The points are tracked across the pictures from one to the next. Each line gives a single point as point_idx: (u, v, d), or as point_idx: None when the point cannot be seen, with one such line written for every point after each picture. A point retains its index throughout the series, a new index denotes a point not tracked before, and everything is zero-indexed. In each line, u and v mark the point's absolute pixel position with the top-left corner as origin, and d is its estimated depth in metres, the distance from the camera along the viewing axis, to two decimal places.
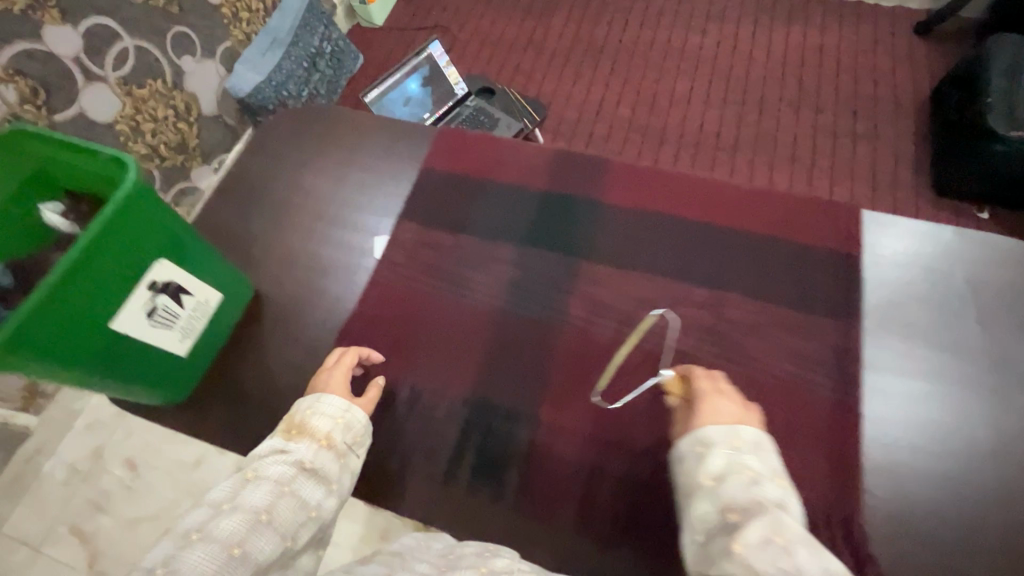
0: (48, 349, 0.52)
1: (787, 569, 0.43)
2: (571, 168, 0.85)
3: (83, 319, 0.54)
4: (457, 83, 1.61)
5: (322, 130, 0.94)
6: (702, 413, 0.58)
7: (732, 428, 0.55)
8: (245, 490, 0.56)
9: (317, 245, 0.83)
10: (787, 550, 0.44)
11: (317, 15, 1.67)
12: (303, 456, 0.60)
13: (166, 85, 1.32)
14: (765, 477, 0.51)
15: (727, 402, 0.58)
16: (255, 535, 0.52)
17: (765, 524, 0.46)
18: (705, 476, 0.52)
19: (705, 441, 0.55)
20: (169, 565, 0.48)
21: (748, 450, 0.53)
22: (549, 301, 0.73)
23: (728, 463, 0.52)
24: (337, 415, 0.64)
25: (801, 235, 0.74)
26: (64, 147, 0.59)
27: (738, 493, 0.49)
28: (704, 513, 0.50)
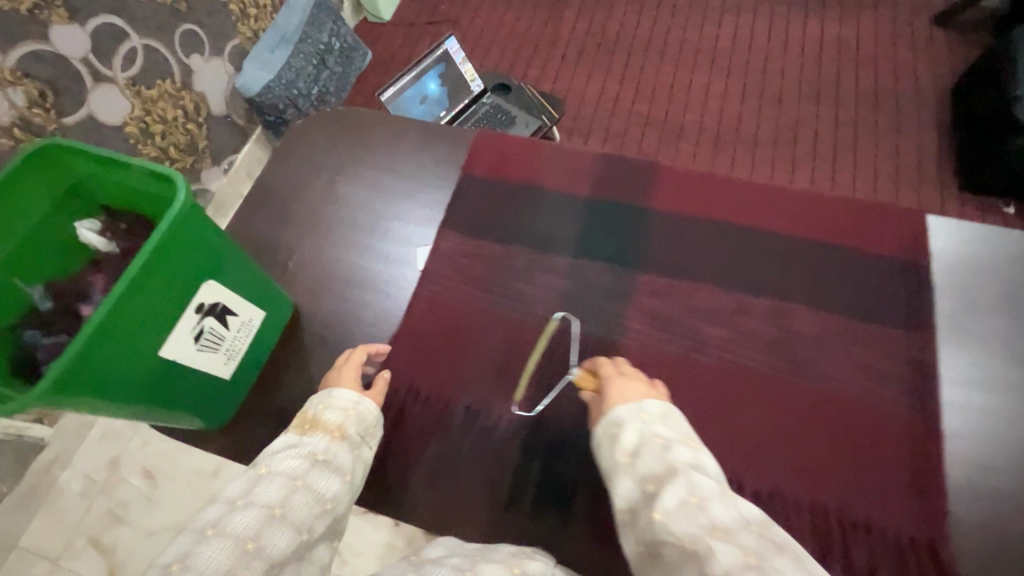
0: (100, 381, 0.49)
1: (705, 525, 0.45)
2: (617, 173, 0.82)
3: (135, 347, 0.51)
4: (474, 80, 1.48)
5: (353, 134, 0.91)
6: (610, 394, 0.59)
7: (639, 404, 0.57)
8: (258, 486, 0.53)
9: (354, 257, 0.79)
10: (702, 507, 0.47)
11: (325, 10, 1.63)
12: (316, 448, 0.58)
13: (175, 85, 1.25)
14: (675, 442, 0.53)
15: (630, 380, 0.61)
16: (270, 529, 0.50)
17: (681, 486, 0.49)
18: (620, 453, 0.54)
19: (616, 421, 0.57)
20: (184, 561, 0.46)
21: (656, 421, 0.56)
22: (606, 315, 0.71)
23: (640, 436, 0.54)
24: (348, 407, 0.62)
25: (864, 242, 0.72)
26: (109, 163, 0.57)
27: (652, 462, 0.52)
28: (627, 489, 0.52)
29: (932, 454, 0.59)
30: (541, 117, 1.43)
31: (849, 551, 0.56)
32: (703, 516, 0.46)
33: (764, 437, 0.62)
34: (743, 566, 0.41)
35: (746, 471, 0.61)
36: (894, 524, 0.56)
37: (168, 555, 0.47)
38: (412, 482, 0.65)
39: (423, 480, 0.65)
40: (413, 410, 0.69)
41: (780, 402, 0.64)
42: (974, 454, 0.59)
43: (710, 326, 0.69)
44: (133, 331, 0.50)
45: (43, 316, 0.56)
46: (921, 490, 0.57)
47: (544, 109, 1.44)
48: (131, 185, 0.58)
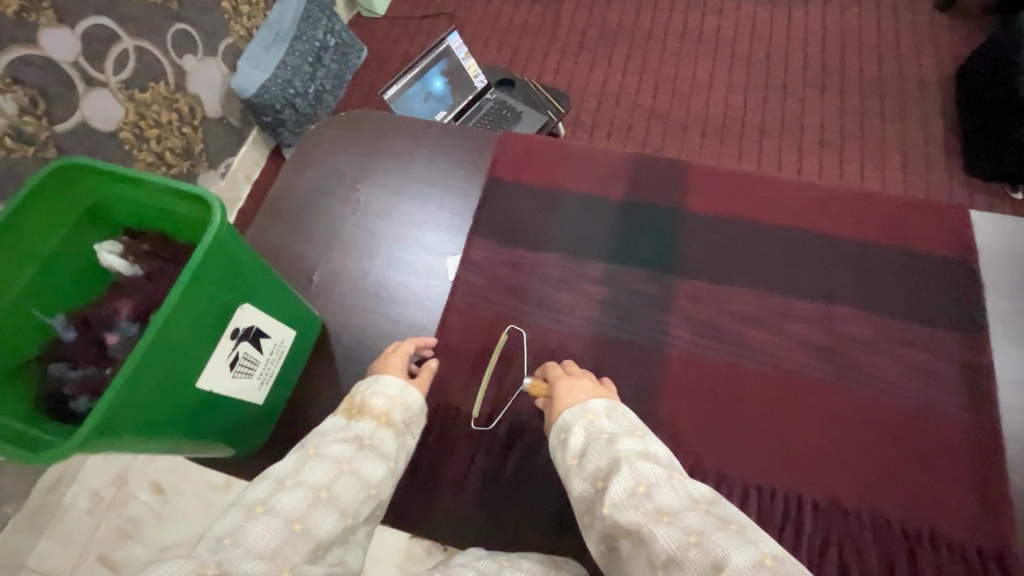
0: (145, 410, 0.48)
1: (651, 509, 0.46)
2: (648, 175, 0.79)
3: (176, 373, 0.50)
4: (477, 75, 1.37)
5: (373, 139, 0.87)
6: (557, 398, 0.59)
7: (581, 405, 0.58)
8: (306, 467, 0.53)
9: (380, 269, 0.77)
10: (648, 495, 0.47)
11: (319, 5, 1.52)
12: (362, 432, 0.57)
13: (168, 87, 1.20)
14: (622, 435, 0.54)
15: (575, 378, 0.61)
16: (316, 511, 0.49)
17: (626, 478, 0.49)
18: (570, 456, 0.55)
19: (564, 425, 0.57)
20: (234, 536, 0.45)
21: (601, 417, 0.56)
22: (648, 323, 0.69)
23: (588, 435, 0.55)
24: (394, 395, 0.60)
25: (905, 241, 0.71)
26: (129, 181, 0.54)
27: (599, 459, 0.53)
28: (582, 490, 0.53)
29: (992, 459, 0.59)
30: (547, 112, 1.38)
31: (915, 560, 0.55)
32: (650, 504, 0.47)
33: (818, 445, 0.61)
34: (683, 547, 0.42)
35: (804, 482, 0.59)
36: (952, 530, 0.56)
37: (220, 528, 0.46)
38: (456, 503, 0.62)
39: (468, 501, 0.62)
40: (453, 427, 0.66)
41: (831, 409, 0.62)
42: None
43: (757, 332, 0.67)
44: (175, 357, 0.50)
45: (67, 348, 0.52)
46: (980, 496, 0.57)
47: (549, 104, 1.40)
48: (150, 204, 0.55)
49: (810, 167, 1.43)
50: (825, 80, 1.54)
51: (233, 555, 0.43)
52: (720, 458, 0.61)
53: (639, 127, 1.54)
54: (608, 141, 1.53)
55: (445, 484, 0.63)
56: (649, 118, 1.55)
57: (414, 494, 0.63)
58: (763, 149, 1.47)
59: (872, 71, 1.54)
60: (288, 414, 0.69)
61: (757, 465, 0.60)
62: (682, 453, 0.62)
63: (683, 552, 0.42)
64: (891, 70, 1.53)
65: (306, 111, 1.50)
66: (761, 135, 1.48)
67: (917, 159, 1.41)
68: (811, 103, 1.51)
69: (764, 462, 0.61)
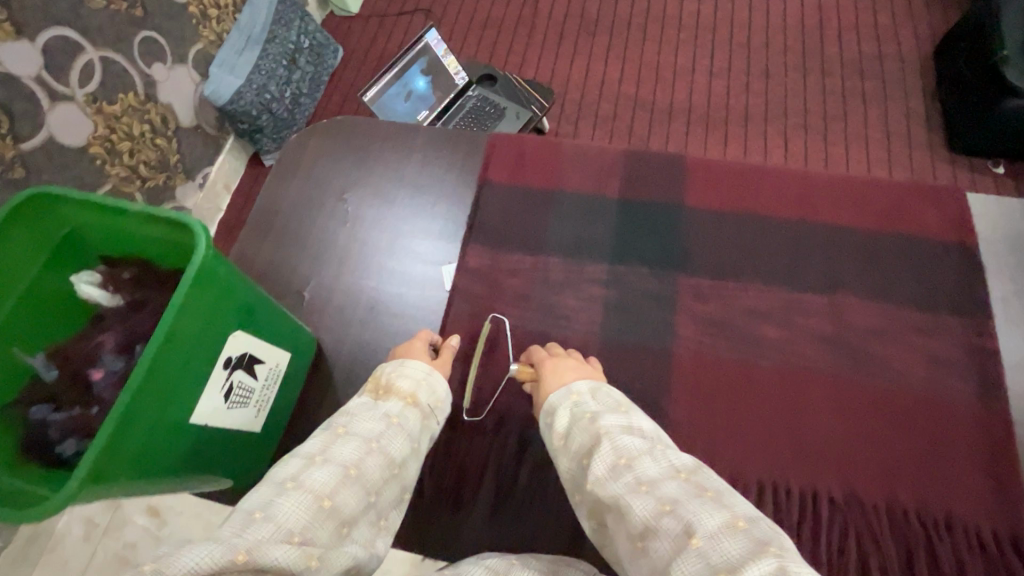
0: (151, 431, 0.46)
1: (633, 482, 0.44)
2: (644, 171, 0.78)
3: (179, 392, 0.48)
4: (458, 73, 1.34)
5: (359, 146, 0.84)
6: (544, 379, 0.57)
7: (565, 387, 0.55)
8: (336, 443, 0.51)
9: (376, 281, 0.74)
10: (628, 467, 0.45)
11: (290, 6, 1.47)
12: (390, 411, 0.55)
13: (138, 97, 1.15)
14: (605, 411, 0.51)
15: (560, 359, 0.59)
16: (345, 488, 0.47)
17: (606, 453, 0.47)
18: (555, 438, 0.52)
19: (549, 408, 0.55)
20: (265, 510, 0.42)
21: (585, 397, 0.53)
22: (653, 323, 0.68)
23: (572, 415, 0.52)
24: (420, 377, 0.60)
25: (903, 227, 0.71)
26: (105, 210, 0.51)
27: (580, 436, 0.50)
28: (568, 469, 0.50)
29: (1004, 447, 0.59)
30: (532, 108, 1.35)
31: (935, 548, 0.55)
32: (629, 475, 0.44)
33: (833, 437, 0.60)
34: (657, 516, 0.40)
35: (822, 476, 0.59)
36: (970, 517, 0.56)
37: (249, 503, 0.44)
38: (469, 519, 0.60)
39: (481, 519, 0.60)
40: (461, 443, 0.64)
41: (843, 398, 0.62)
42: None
43: (765, 327, 0.66)
44: (177, 373, 0.48)
45: (49, 388, 0.49)
46: (994, 479, 0.57)
47: (533, 99, 1.37)
48: (131, 231, 0.52)
49: (797, 149, 1.43)
50: (808, 62, 1.53)
51: (262, 532, 0.40)
52: (737, 457, 0.60)
53: (624, 117, 1.53)
54: (594, 133, 1.51)
55: (457, 501, 0.61)
56: (634, 107, 1.54)
57: (426, 512, 0.61)
58: (750, 133, 1.46)
59: (853, 51, 1.53)
60: (290, 437, 0.66)
61: (775, 462, 0.59)
62: (697, 454, 0.60)
63: (659, 520, 0.40)
64: (871, 50, 1.53)
65: (284, 116, 1.45)
66: (747, 120, 1.48)
67: (900, 137, 1.41)
68: (795, 86, 1.50)
69: (780, 455, 0.60)
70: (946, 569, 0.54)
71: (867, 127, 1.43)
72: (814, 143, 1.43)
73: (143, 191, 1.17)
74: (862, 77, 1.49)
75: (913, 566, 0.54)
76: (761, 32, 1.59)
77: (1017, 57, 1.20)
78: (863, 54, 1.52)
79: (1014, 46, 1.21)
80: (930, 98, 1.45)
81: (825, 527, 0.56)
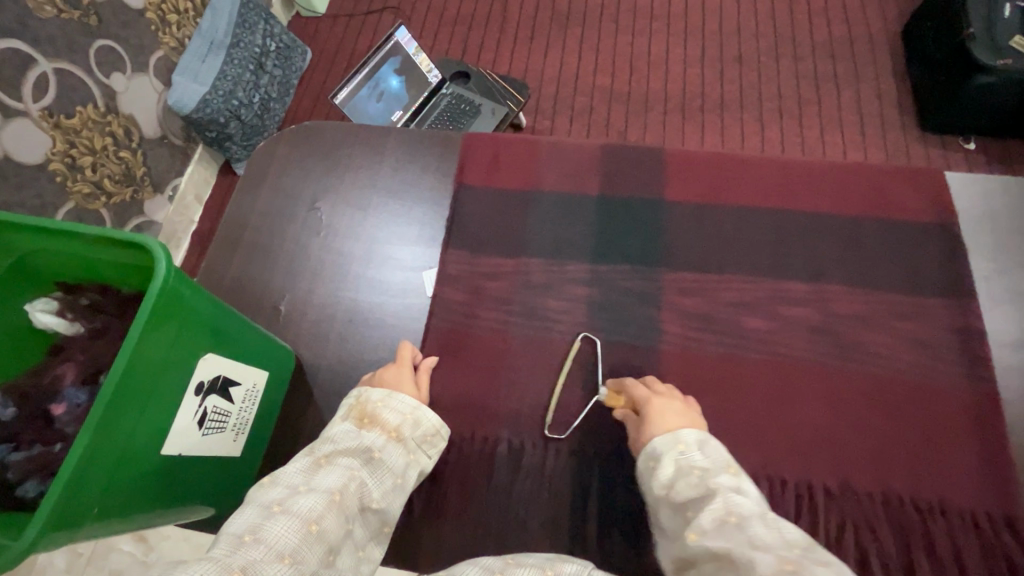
0: (116, 469, 0.44)
1: (746, 542, 0.41)
2: (622, 166, 0.77)
3: (143, 431, 0.46)
4: (430, 70, 1.30)
5: (330, 153, 0.82)
6: (648, 419, 0.55)
7: (671, 433, 0.52)
8: (319, 474, 0.50)
9: (354, 291, 0.72)
10: (740, 527, 0.42)
11: (254, 8, 1.41)
12: (372, 445, 0.54)
13: (98, 109, 1.10)
14: (716, 469, 0.48)
15: (665, 398, 0.56)
16: (332, 513, 0.47)
17: (717, 508, 0.44)
18: (658, 486, 0.50)
19: (653, 453, 0.52)
20: (255, 533, 0.43)
21: (693, 450, 0.51)
22: (639, 321, 0.67)
23: (678, 468, 0.50)
24: (407, 411, 0.57)
25: (881, 211, 0.71)
26: (54, 236, 0.48)
27: (686, 489, 0.48)
28: (669, 520, 0.48)
29: (991, 426, 0.58)
30: (507, 104, 1.33)
31: (930, 534, 0.55)
32: (744, 535, 0.41)
33: (824, 431, 0.60)
34: (779, 574, 0.37)
35: (813, 467, 0.58)
36: (964, 502, 0.56)
37: (237, 526, 0.44)
38: (462, 535, 0.58)
39: (473, 535, 0.58)
40: (448, 456, 0.62)
41: (836, 388, 0.62)
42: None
43: (751, 319, 0.66)
44: (140, 412, 0.45)
45: (6, 427, 0.47)
46: (985, 462, 0.57)
47: (508, 95, 1.35)
48: (85, 255, 0.49)
49: (774, 134, 1.43)
50: (780, 47, 1.53)
51: (253, 553, 0.42)
52: (729, 453, 0.59)
53: (601, 110, 1.51)
54: (571, 126, 1.50)
55: (447, 516, 0.59)
56: (611, 99, 1.52)
57: (415, 529, 0.59)
58: (726, 120, 1.46)
59: (825, 34, 1.54)
60: (271, 459, 0.64)
61: (766, 456, 0.59)
62: None
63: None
64: (843, 32, 1.53)
65: (253, 123, 1.41)
66: (723, 107, 1.47)
67: (874, 118, 1.42)
68: (769, 71, 1.51)
69: (773, 450, 0.59)
70: (941, 555, 0.54)
71: (841, 110, 1.44)
72: (791, 127, 1.43)
73: (109, 207, 1.13)
74: (834, 60, 1.50)
75: (909, 553, 0.54)
76: (733, 18, 1.59)
77: (982, 35, 1.22)
78: (834, 37, 1.53)
79: (979, 25, 1.23)
80: (901, 78, 1.46)
81: (822, 519, 0.56)
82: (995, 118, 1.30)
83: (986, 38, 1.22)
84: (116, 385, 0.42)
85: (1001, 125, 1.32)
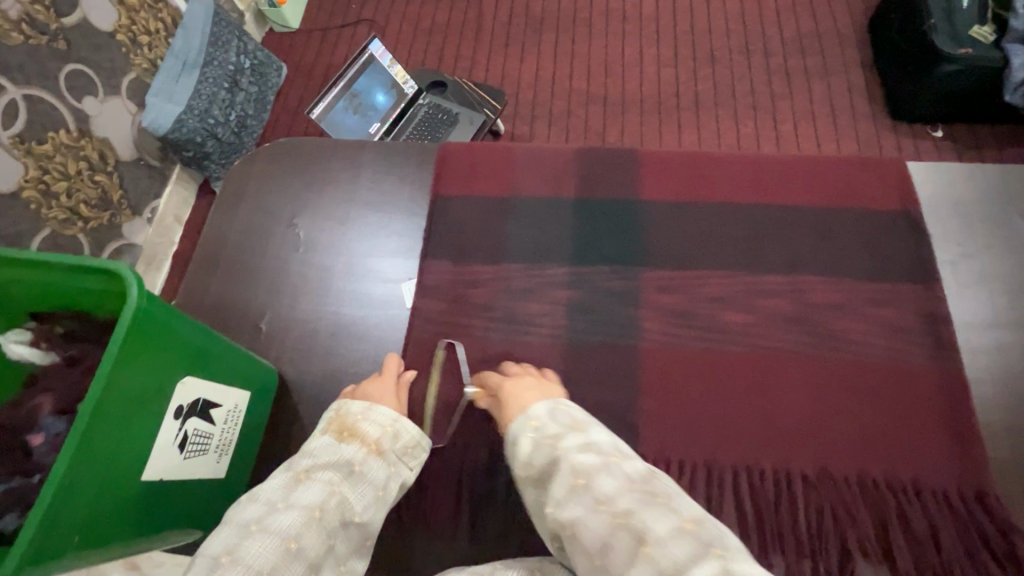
0: (95, 499, 0.44)
1: (588, 505, 0.44)
2: (598, 169, 0.78)
3: (121, 459, 0.46)
4: (406, 81, 1.31)
5: (306, 168, 0.82)
6: (504, 404, 0.57)
7: (523, 413, 0.54)
8: (298, 489, 0.50)
9: (336, 306, 0.72)
10: (587, 487, 0.45)
11: (226, 26, 1.40)
12: (352, 458, 0.54)
13: (70, 134, 1.09)
14: (565, 433, 0.51)
15: (517, 380, 0.59)
16: (311, 530, 0.47)
17: (565, 476, 0.47)
18: (519, 466, 0.52)
19: (512, 435, 0.54)
20: (232, 553, 0.44)
21: (544, 422, 0.53)
22: (620, 320, 0.67)
23: (533, 442, 0.52)
24: (387, 423, 0.57)
25: (849, 202, 0.73)
26: (23, 266, 0.47)
27: (541, 463, 0.50)
28: (532, 496, 0.50)
29: (964, 405, 0.60)
30: (484, 111, 1.34)
31: (907, 514, 0.56)
32: (588, 494, 0.45)
33: (803, 419, 0.61)
34: (613, 528, 0.42)
35: (793, 455, 0.59)
36: (938, 480, 0.57)
37: (215, 547, 0.45)
38: (453, 540, 0.58)
39: (462, 542, 0.58)
40: (436, 466, 0.62)
41: (814, 377, 0.63)
42: (1006, 394, 0.62)
43: (729, 313, 0.67)
44: (119, 437, 0.45)
45: None
46: (960, 442, 0.59)
47: (484, 102, 1.36)
48: (56, 284, 0.49)
49: (748, 130, 1.45)
50: (750, 44, 1.56)
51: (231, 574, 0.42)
52: (712, 445, 0.60)
53: (578, 113, 1.53)
54: (549, 132, 1.51)
55: (435, 524, 0.59)
56: (587, 102, 1.54)
57: (406, 538, 0.59)
58: (701, 118, 1.48)
59: (791, 29, 1.57)
60: (260, 477, 0.64)
61: (749, 447, 0.60)
62: (673, 447, 0.60)
63: (616, 531, 0.42)
64: (810, 27, 1.57)
65: (231, 140, 1.40)
66: (698, 105, 1.50)
67: (844, 110, 1.45)
68: (740, 68, 1.54)
69: (754, 439, 0.60)
70: (918, 533, 0.55)
71: (811, 102, 1.47)
72: (763, 122, 1.46)
73: (86, 232, 1.12)
74: (803, 55, 1.53)
75: (886, 532, 0.55)
76: (702, 19, 1.62)
77: (943, 26, 1.27)
78: (801, 32, 1.56)
79: (940, 15, 1.27)
80: (867, 70, 1.49)
81: (802, 504, 0.57)
82: (960, 105, 1.34)
83: (947, 28, 1.27)
84: (89, 413, 0.42)
85: (966, 112, 1.36)
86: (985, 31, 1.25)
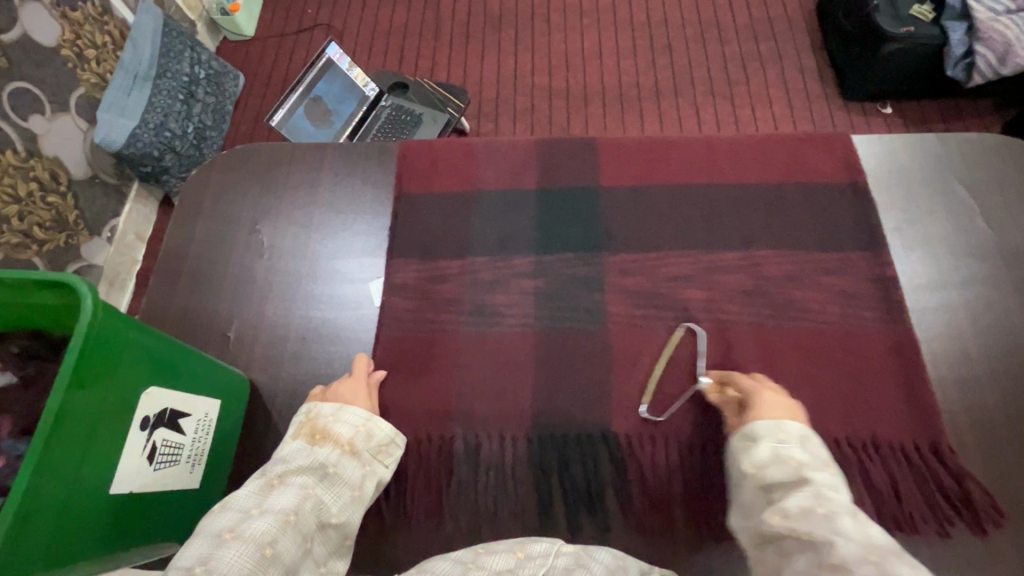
0: (59, 521, 0.43)
1: (828, 531, 0.42)
2: (558, 159, 0.79)
3: (84, 480, 0.45)
4: (367, 83, 1.31)
5: (266, 174, 0.81)
6: (754, 405, 0.56)
7: (775, 421, 0.54)
8: (272, 495, 0.50)
9: (303, 310, 0.71)
10: (829, 516, 0.43)
11: (178, 37, 1.38)
12: (326, 460, 0.54)
13: (19, 155, 1.05)
14: (812, 465, 0.50)
15: (778, 394, 0.57)
16: (286, 535, 0.47)
17: (805, 496, 0.46)
18: (751, 465, 0.52)
19: (750, 434, 0.54)
20: (205, 564, 0.43)
21: (794, 443, 0.52)
22: (586, 305, 0.69)
23: (774, 453, 0.51)
24: (359, 423, 0.57)
25: (797, 177, 0.76)
26: None
27: (780, 473, 0.50)
28: (750, 496, 0.51)
29: (915, 364, 0.63)
30: (448, 110, 1.34)
31: (868, 470, 0.59)
32: (828, 520, 0.43)
33: None
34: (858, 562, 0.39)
35: None
36: (893, 436, 0.60)
37: (186, 559, 0.44)
38: (434, 533, 0.59)
39: (443, 532, 0.59)
40: (412, 461, 0.62)
41: (773, 346, 0.65)
42: (957, 350, 0.65)
43: (689, 291, 0.69)
44: (81, 456, 0.44)
45: None
46: (914, 400, 0.61)
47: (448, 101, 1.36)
48: (7, 301, 0.48)
49: (708, 116, 1.49)
50: (705, 32, 1.60)
51: None
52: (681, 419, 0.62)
53: (542, 107, 1.54)
54: (514, 128, 1.52)
55: (416, 519, 0.59)
56: (550, 97, 1.55)
57: (387, 535, 0.59)
58: (662, 107, 1.51)
59: (742, 16, 1.61)
60: (234, 486, 0.63)
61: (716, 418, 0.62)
62: (643, 423, 0.62)
63: (861, 566, 0.39)
64: (760, 13, 1.61)
65: (190, 153, 1.37)
66: (658, 94, 1.53)
67: (798, 92, 1.50)
68: (696, 56, 1.57)
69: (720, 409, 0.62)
70: (879, 486, 0.58)
71: (766, 86, 1.51)
72: (722, 108, 1.49)
73: (42, 255, 1.08)
74: (755, 40, 1.58)
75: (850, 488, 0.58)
76: (657, 10, 1.65)
77: (886, 7, 1.32)
78: (751, 18, 1.61)
79: None
80: (818, 52, 1.54)
81: None
82: (906, 82, 1.39)
83: (889, 9, 1.32)
84: (47, 433, 0.41)
85: (912, 88, 1.41)
86: (924, 10, 1.31)
